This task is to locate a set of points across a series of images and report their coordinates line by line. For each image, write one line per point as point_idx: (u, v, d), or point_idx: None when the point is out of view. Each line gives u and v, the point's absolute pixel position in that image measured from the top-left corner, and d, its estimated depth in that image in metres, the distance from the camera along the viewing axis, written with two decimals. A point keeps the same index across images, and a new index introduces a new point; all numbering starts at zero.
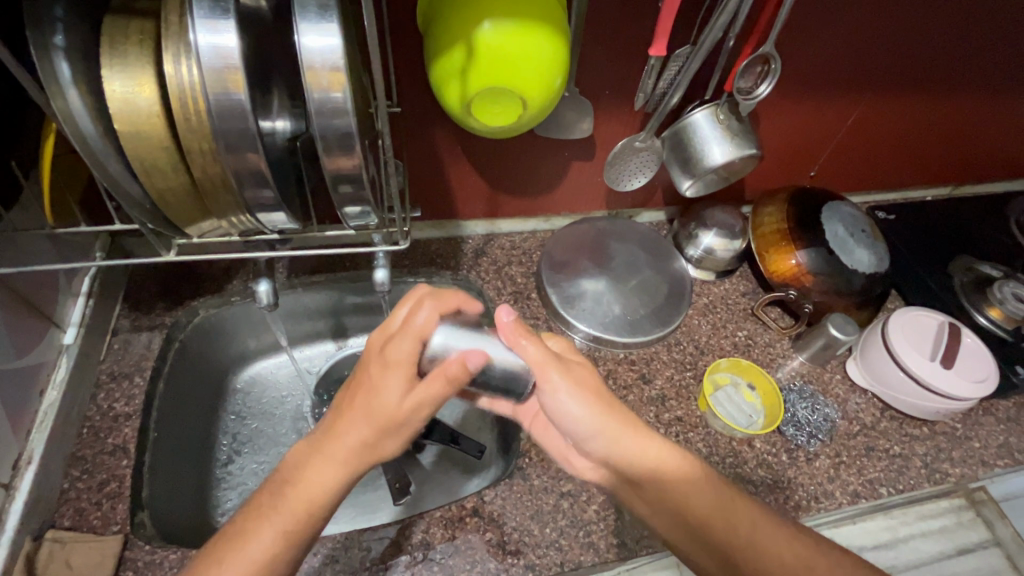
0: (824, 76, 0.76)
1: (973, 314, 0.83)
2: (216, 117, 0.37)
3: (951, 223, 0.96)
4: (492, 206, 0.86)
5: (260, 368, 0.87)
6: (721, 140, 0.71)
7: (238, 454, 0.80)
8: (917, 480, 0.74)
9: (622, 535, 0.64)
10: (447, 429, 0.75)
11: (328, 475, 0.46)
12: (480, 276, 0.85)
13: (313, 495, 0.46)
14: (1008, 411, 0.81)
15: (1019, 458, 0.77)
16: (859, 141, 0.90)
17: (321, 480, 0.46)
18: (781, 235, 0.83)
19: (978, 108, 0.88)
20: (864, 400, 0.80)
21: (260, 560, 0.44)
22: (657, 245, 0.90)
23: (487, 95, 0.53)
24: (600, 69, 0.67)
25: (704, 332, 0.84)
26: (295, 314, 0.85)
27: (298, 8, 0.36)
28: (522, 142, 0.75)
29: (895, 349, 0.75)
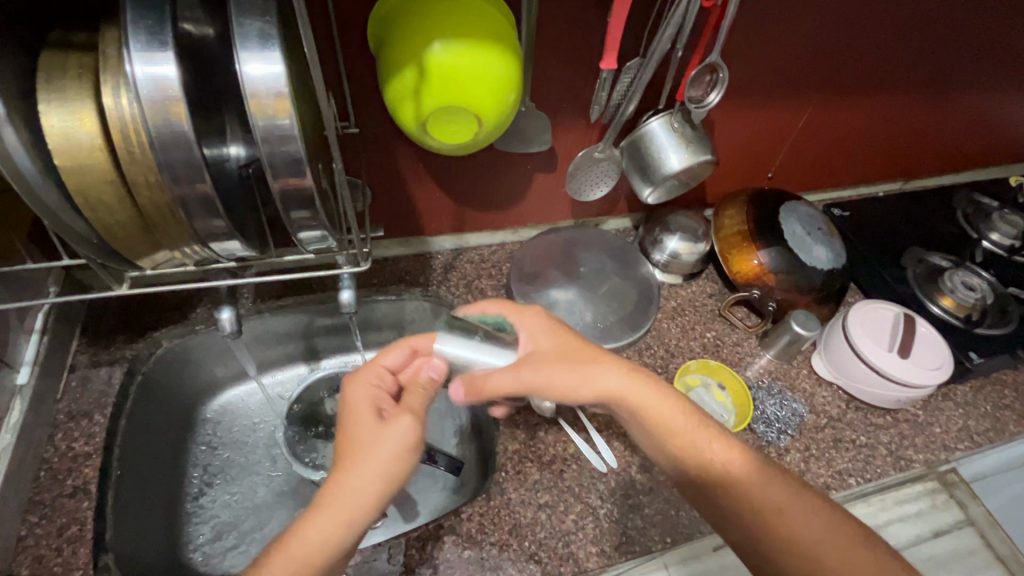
0: (771, 82, 0.79)
1: (928, 303, 0.86)
2: (157, 148, 0.37)
3: (904, 217, 1.00)
4: (458, 220, 0.86)
5: (229, 397, 0.85)
6: (677, 148, 0.72)
7: (209, 487, 0.78)
8: (884, 468, 0.76)
9: (602, 543, 0.65)
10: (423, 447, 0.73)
11: (329, 522, 0.47)
12: (450, 290, 0.86)
13: (307, 553, 0.46)
14: (965, 396, 0.84)
15: (978, 441, 0.80)
16: (810, 143, 0.93)
17: (314, 536, 0.47)
18: (742, 236, 0.85)
19: (918, 107, 0.92)
20: (830, 393, 0.82)
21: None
22: (624, 251, 0.92)
23: (441, 114, 0.54)
24: (554, 84, 0.68)
25: (674, 335, 0.86)
26: (263, 339, 0.83)
27: (238, 38, 0.36)
28: (483, 157, 0.76)
29: (855, 341, 0.78)
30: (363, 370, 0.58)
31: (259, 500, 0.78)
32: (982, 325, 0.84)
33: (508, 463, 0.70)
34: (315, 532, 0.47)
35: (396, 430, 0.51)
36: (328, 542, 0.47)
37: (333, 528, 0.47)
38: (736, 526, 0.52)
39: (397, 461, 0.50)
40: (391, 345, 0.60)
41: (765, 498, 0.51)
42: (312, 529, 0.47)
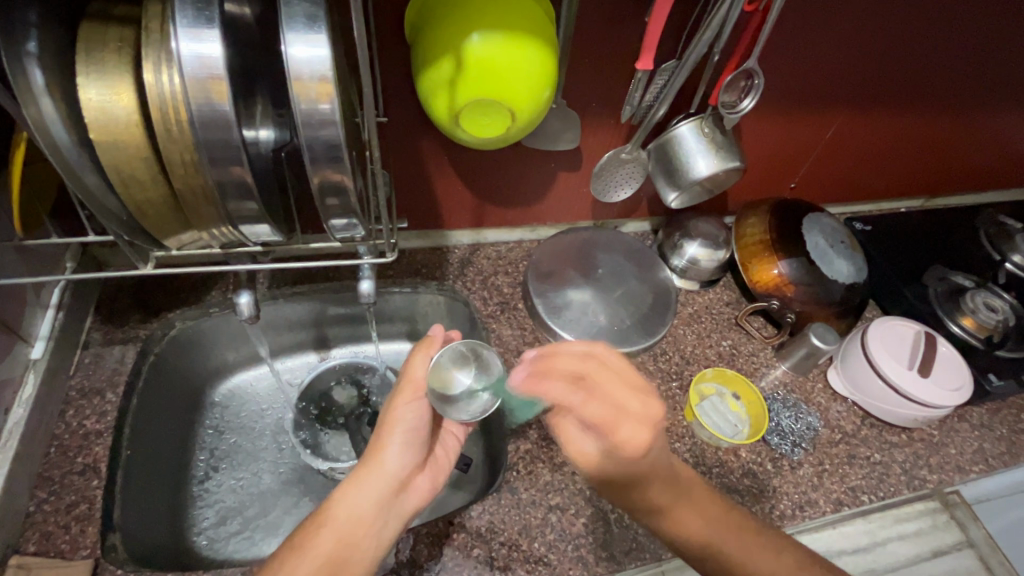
0: (804, 91, 0.78)
1: (948, 323, 0.85)
2: (198, 126, 0.36)
3: (927, 234, 0.99)
4: (478, 216, 0.86)
5: (238, 382, 0.86)
6: (706, 153, 0.71)
7: (215, 471, 0.79)
8: (897, 487, 0.75)
9: (611, 548, 0.64)
10: None
11: (356, 495, 0.54)
12: (466, 286, 0.86)
13: (338, 518, 0.52)
14: (981, 418, 0.83)
15: (992, 464, 0.79)
16: (835, 155, 0.93)
17: (346, 502, 0.53)
18: (763, 245, 0.84)
19: (948, 124, 0.91)
20: (845, 409, 0.81)
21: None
22: (643, 255, 0.91)
23: (475, 106, 0.53)
24: (588, 81, 0.67)
25: (689, 342, 0.85)
26: (277, 326, 0.84)
27: (285, 19, 0.35)
28: (509, 153, 0.75)
29: (874, 358, 0.77)
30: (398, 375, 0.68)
31: (264, 486, 0.79)
32: (1003, 348, 0.83)
33: (520, 463, 0.69)
34: (344, 501, 0.53)
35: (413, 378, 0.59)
36: (353, 507, 0.53)
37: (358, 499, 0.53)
38: None
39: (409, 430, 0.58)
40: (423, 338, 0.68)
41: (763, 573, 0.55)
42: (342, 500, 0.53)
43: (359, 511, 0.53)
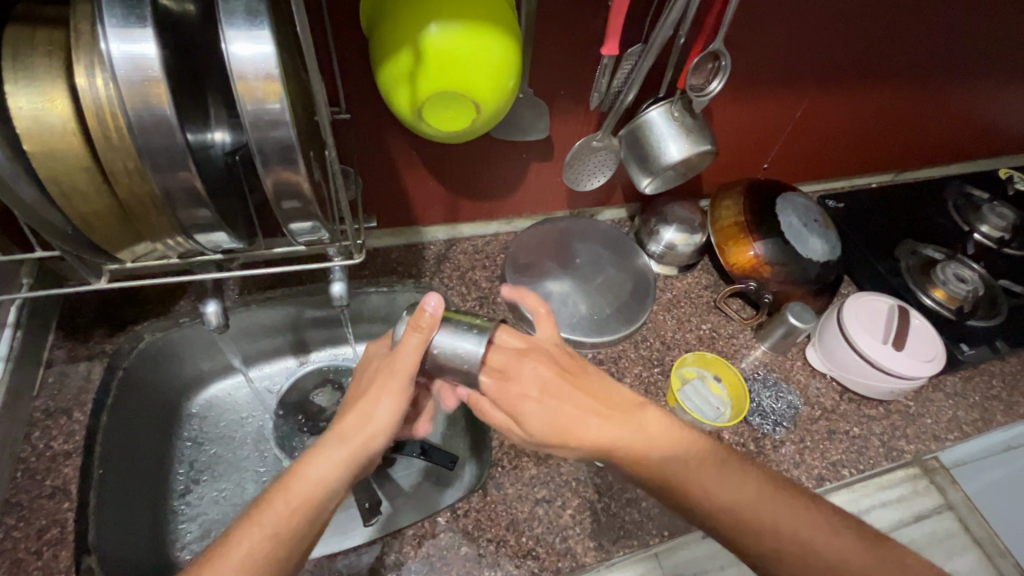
0: (772, 71, 0.78)
1: (920, 295, 0.86)
2: (137, 133, 0.34)
3: (898, 208, 1.00)
4: (452, 211, 0.85)
5: (214, 392, 0.85)
6: (677, 137, 0.70)
7: (196, 483, 0.78)
8: (876, 459, 0.76)
9: (599, 538, 0.64)
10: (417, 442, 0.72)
11: (325, 470, 0.48)
12: (443, 282, 0.85)
13: (299, 491, 0.47)
14: (955, 386, 0.85)
15: (967, 431, 0.80)
16: (806, 135, 0.93)
17: (310, 476, 0.48)
18: (738, 227, 0.85)
19: (915, 98, 0.92)
20: (824, 385, 0.82)
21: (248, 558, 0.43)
22: (620, 243, 0.91)
23: (438, 100, 0.52)
24: (555, 70, 0.66)
25: (670, 327, 0.85)
26: (251, 332, 0.83)
27: (224, 16, 0.33)
28: (479, 146, 0.74)
29: (851, 334, 0.78)
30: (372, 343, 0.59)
31: (247, 496, 0.79)
32: (975, 318, 0.85)
33: (506, 458, 0.69)
34: (312, 476, 0.48)
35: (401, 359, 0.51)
36: (318, 485, 0.47)
37: (327, 476, 0.48)
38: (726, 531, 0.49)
39: (384, 419, 0.51)
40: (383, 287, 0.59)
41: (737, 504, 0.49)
42: (307, 473, 0.48)
43: (325, 490, 0.48)
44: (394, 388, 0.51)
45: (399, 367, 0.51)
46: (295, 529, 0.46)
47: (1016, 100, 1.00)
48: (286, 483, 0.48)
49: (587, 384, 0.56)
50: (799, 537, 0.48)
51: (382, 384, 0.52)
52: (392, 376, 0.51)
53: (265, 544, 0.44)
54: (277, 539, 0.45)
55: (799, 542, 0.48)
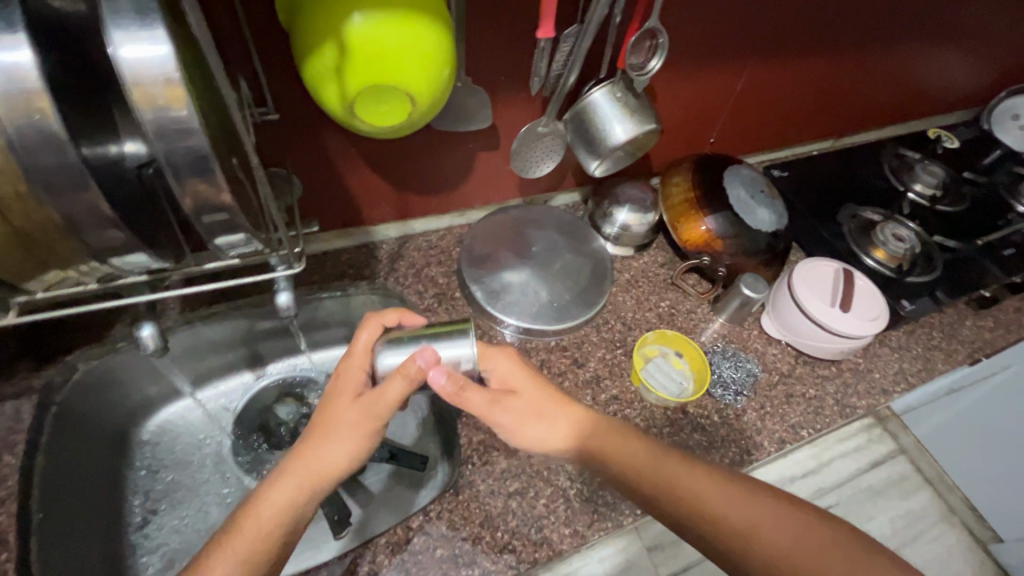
0: (709, 45, 0.78)
1: (862, 256, 0.90)
2: (21, 151, 0.31)
3: (838, 174, 1.03)
4: (401, 207, 0.82)
5: (166, 416, 0.81)
6: (621, 118, 0.70)
7: (154, 514, 0.75)
8: (832, 417, 0.79)
9: (574, 524, 0.64)
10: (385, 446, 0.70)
11: (292, 497, 0.49)
12: (398, 281, 0.83)
13: (267, 522, 0.48)
14: (899, 340, 0.89)
15: (912, 381, 0.85)
16: (747, 107, 0.94)
17: (278, 502, 0.48)
18: (689, 203, 0.85)
19: (847, 65, 0.95)
20: (779, 351, 0.85)
21: None
22: (575, 227, 0.91)
23: (371, 94, 0.49)
24: (491, 56, 0.63)
25: (630, 308, 0.86)
26: (199, 350, 0.79)
27: (111, 17, 0.30)
28: (422, 139, 0.72)
29: (801, 300, 0.80)
30: (344, 355, 0.58)
31: (211, 520, 0.76)
32: (913, 274, 0.89)
33: (476, 454, 0.68)
34: (279, 500, 0.49)
35: (387, 391, 0.53)
36: (288, 512, 0.48)
37: (295, 504, 0.49)
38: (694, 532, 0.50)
39: (356, 447, 0.52)
40: (364, 325, 0.60)
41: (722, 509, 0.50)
42: (275, 498, 0.49)
43: (293, 517, 0.49)
44: (367, 428, 0.52)
45: (379, 402, 0.53)
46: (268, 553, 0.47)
47: (937, 62, 1.04)
48: (251, 510, 0.48)
49: (537, 396, 0.58)
50: (746, 522, 0.49)
51: (358, 412, 0.53)
52: (372, 406, 0.53)
53: (232, 575, 0.45)
54: (248, 563, 0.46)
55: (747, 528, 0.49)
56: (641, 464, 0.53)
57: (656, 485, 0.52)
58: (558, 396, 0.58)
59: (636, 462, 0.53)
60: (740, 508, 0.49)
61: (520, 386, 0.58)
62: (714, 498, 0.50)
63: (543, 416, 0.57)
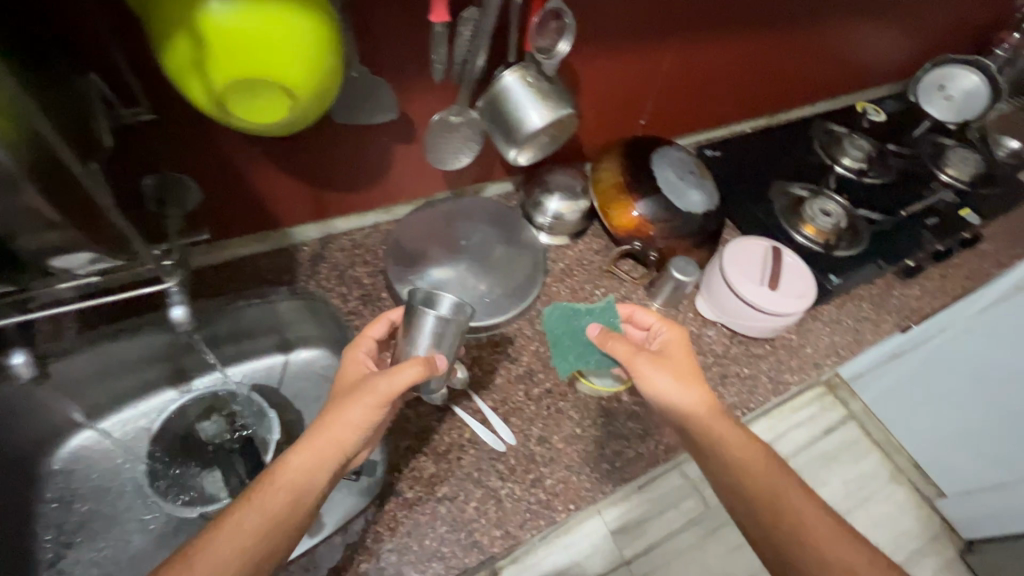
0: (626, 25, 0.76)
1: (793, 233, 0.91)
2: None
3: (770, 151, 1.04)
4: (318, 207, 0.78)
5: (80, 443, 0.76)
6: (535, 104, 0.67)
7: (69, 548, 0.70)
8: (765, 395, 0.80)
9: (505, 525, 0.63)
10: None
11: (310, 461, 0.52)
12: (321, 284, 0.79)
13: (288, 481, 0.51)
14: (831, 314, 0.91)
15: (843, 354, 0.86)
16: (675, 87, 0.93)
17: (295, 464, 0.52)
18: (618, 188, 0.84)
19: (773, 42, 0.94)
20: (714, 332, 0.85)
21: (243, 542, 0.48)
22: (506, 218, 0.88)
23: (242, 89, 0.45)
24: (387, 44, 0.60)
25: (564, 298, 0.84)
26: (109, 372, 0.74)
27: None
28: (327, 135, 0.68)
29: (731, 281, 0.80)
30: (354, 341, 0.64)
31: (133, 550, 0.71)
32: (840, 248, 0.90)
33: (403, 460, 0.65)
34: (298, 465, 0.52)
35: (397, 375, 0.54)
36: (304, 475, 0.51)
37: (310, 467, 0.52)
38: (778, 540, 0.55)
39: (365, 418, 0.53)
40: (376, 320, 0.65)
41: (813, 528, 0.55)
42: (297, 462, 0.52)
43: (310, 479, 0.52)
44: (376, 400, 0.53)
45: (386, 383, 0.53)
46: (288, 513, 0.50)
47: (862, 36, 1.05)
48: (274, 472, 0.52)
49: (693, 363, 0.63)
50: (835, 552, 0.53)
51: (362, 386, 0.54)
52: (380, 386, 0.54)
53: (252, 526, 0.48)
54: (268, 517, 0.49)
55: (835, 554, 0.53)
56: (750, 465, 0.58)
57: (758, 487, 0.57)
58: (694, 368, 0.62)
59: (725, 438, 0.58)
60: (794, 504, 0.56)
61: (670, 351, 0.64)
62: (806, 518, 0.55)
63: (668, 370, 0.61)
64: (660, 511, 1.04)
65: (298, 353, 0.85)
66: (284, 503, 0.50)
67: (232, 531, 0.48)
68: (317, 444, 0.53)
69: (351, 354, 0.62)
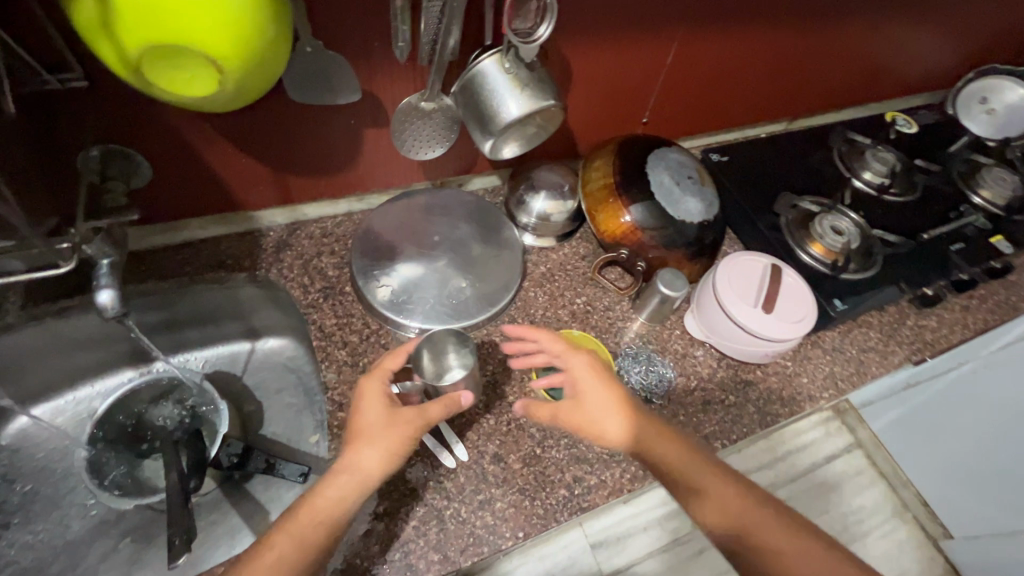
0: (625, 13, 0.70)
1: (798, 251, 0.83)
2: None
3: (783, 159, 0.96)
4: (284, 191, 0.74)
5: (30, 419, 0.73)
6: (511, 93, 0.61)
7: (5, 528, 0.68)
8: (750, 426, 0.74)
9: (445, 549, 0.58)
10: (263, 456, 0.69)
11: (345, 492, 0.51)
12: (283, 273, 0.75)
13: (320, 513, 0.50)
14: (833, 341, 0.83)
15: (842, 387, 0.79)
16: (681, 84, 0.86)
17: (330, 497, 0.50)
18: (608, 190, 0.78)
19: (793, 41, 0.86)
20: (702, 353, 0.78)
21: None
22: (488, 214, 0.83)
23: (159, 55, 0.41)
24: (347, 18, 0.55)
25: (541, 304, 0.79)
26: (61, 349, 0.70)
27: None
28: (288, 114, 0.63)
29: (722, 299, 0.73)
30: (381, 363, 0.58)
31: (71, 535, 0.69)
32: (850, 271, 0.82)
33: None
34: (336, 495, 0.50)
35: (434, 412, 0.55)
36: (338, 506, 0.50)
37: (344, 499, 0.51)
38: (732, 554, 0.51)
39: (399, 450, 0.53)
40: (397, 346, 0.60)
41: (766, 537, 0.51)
42: (330, 494, 0.50)
43: (343, 510, 0.50)
44: (410, 433, 0.53)
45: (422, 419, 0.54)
46: (320, 545, 0.49)
47: (896, 38, 0.96)
48: (308, 502, 0.50)
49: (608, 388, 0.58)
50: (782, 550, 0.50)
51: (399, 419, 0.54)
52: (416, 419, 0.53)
53: (289, 561, 0.47)
54: (304, 550, 0.48)
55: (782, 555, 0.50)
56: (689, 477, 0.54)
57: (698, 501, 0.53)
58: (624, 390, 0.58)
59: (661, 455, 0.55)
60: (754, 519, 0.51)
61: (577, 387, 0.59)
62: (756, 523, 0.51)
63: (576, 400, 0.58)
64: (642, 527, 0.95)
65: (265, 342, 0.79)
66: (317, 535, 0.49)
67: (272, 565, 0.47)
68: (354, 477, 0.51)
69: (370, 379, 0.56)
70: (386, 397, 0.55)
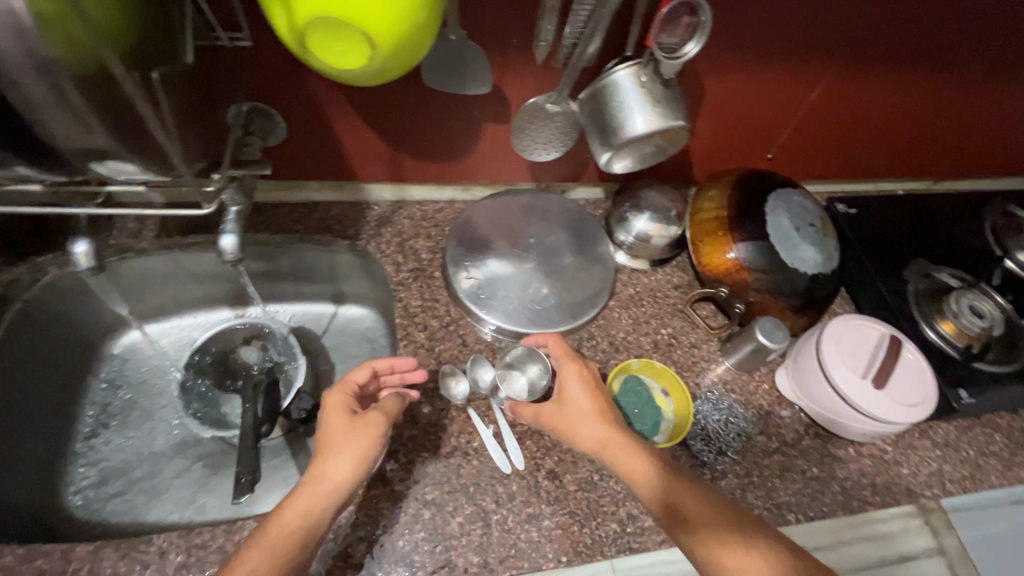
0: (777, 42, 0.65)
1: (923, 326, 0.74)
2: None
3: (922, 222, 0.86)
4: (396, 169, 0.76)
5: (141, 335, 0.81)
6: (642, 107, 0.58)
7: (104, 428, 0.75)
8: (831, 507, 0.66)
9: (485, 554, 0.57)
10: None
11: (314, 505, 0.49)
12: (380, 247, 0.77)
13: (288, 528, 0.47)
14: (947, 436, 0.73)
15: (949, 489, 0.70)
16: (820, 124, 0.80)
17: (293, 514, 0.48)
18: (717, 223, 0.73)
19: (961, 95, 0.77)
20: (789, 415, 0.72)
21: None
22: (586, 226, 0.81)
23: (321, 25, 0.43)
24: (497, 13, 0.56)
25: (623, 327, 0.76)
26: (177, 278, 0.77)
27: None
28: (418, 97, 0.65)
29: (826, 363, 0.67)
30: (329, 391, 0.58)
31: (156, 447, 0.75)
32: (982, 361, 0.73)
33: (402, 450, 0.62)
34: (307, 508, 0.49)
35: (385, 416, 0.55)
36: (307, 520, 0.48)
37: (315, 511, 0.49)
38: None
39: (363, 455, 0.52)
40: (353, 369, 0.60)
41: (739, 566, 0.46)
42: (291, 512, 0.48)
43: (311, 523, 0.48)
44: (374, 430, 0.54)
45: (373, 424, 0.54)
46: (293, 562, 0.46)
47: None
48: (273, 520, 0.48)
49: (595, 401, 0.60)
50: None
51: (352, 427, 0.53)
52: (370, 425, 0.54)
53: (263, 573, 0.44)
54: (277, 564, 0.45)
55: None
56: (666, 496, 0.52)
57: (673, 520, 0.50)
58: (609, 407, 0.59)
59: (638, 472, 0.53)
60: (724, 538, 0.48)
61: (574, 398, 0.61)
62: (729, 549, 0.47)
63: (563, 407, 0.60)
64: None
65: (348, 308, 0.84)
66: (287, 553, 0.46)
67: None
68: (318, 489, 0.50)
69: (330, 398, 0.57)
70: (342, 412, 0.55)
